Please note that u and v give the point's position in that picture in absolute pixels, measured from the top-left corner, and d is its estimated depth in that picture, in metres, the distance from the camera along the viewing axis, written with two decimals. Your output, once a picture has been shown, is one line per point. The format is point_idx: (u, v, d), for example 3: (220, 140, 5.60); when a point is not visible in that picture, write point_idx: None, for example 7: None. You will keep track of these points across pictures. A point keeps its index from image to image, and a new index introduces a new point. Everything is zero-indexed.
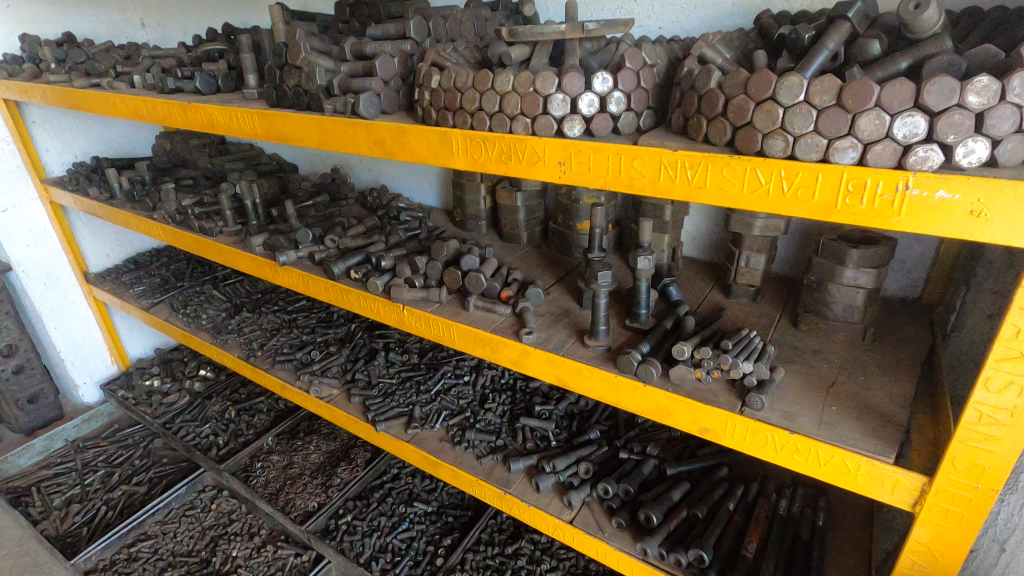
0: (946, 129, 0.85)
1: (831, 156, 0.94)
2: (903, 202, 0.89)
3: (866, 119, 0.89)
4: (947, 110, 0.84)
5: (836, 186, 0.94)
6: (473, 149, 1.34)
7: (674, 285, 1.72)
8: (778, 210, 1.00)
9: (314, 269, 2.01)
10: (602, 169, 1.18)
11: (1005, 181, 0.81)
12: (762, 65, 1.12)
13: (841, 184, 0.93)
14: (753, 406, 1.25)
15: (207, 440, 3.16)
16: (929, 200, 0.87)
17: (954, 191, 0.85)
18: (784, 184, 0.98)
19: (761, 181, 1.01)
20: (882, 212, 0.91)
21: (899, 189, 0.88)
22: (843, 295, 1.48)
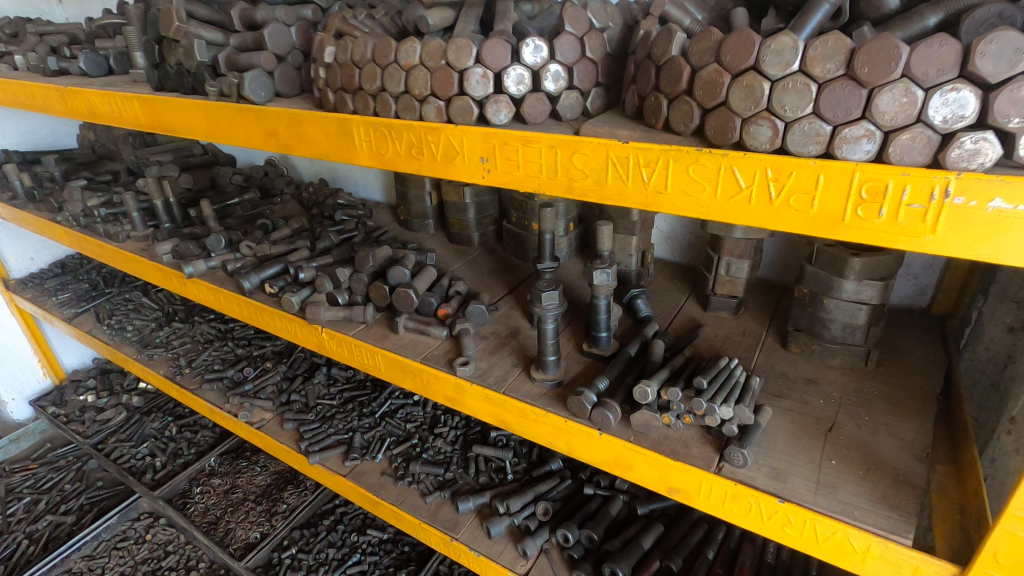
0: (1007, 110, 0.57)
1: (836, 150, 0.67)
2: (939, 215, 0.62)
3: (887, 96, 0.62)
4: (1009, 82, 0.56)
5: (844, 192, 0.67)
6: (377, 142, 1.05)
7: (642, 298, 1.45)
8: (764, 223, 0.74)
9: (226, 281, 1.72)
10: (534, 167, 0.90)
11: None
12: (741, 26, 0.84)
13: (851, 189, 0.66)
14: (733, 463, 1.00)
15: (143, 463, 2.86)
16: (977, 213, 0.61)
17: (1016, 200, 0.58)
18: (772, 188, 0.71)
19: (739, 184, 0.74)
20: (910, 228, 0.64)
21: (935, 195, 0.62)
22: (842, 312, 1.22)
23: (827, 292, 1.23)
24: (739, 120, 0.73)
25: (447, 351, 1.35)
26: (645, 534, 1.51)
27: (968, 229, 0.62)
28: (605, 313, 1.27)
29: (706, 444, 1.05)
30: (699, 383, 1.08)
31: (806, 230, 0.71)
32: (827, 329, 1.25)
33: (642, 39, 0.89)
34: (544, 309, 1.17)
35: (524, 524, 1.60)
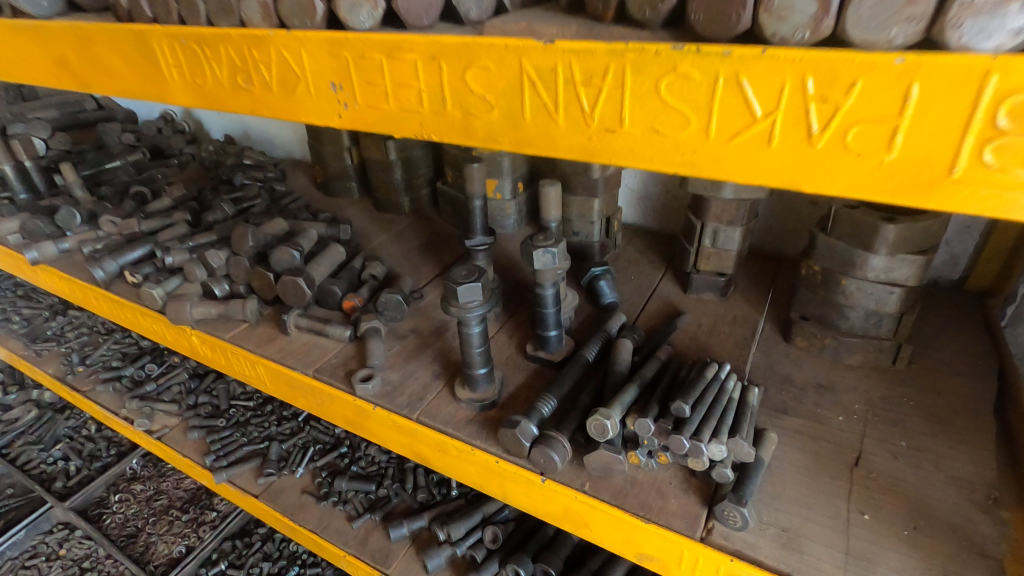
0: None
1: (946, 33, 0.35)
2: None
3: None
4: None
5: (958, 116, 0.35)
6: (192, 67, 0.69)
7: (607, 279, 1.13)
8: (794, 181, 0.42)
9: (82, 268, 1.34)
10: (410, 97, 0.55)
11: None
12: None
13: (974, 109, 0.34)
14: (727, 523, 0.70)
15: (52, 469, 2.50)
16: None
17: None
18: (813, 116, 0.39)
19: (751, 112, 0.41)
20: None
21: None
22: (865, 297, 0.92)
23: (845, 271, 0.92)
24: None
25: (349, 359, 1.02)
26: (613, 565, 1.24)
27: None
28: (553, 307, 0.94)
29: (689, 493, 0.75)
30: (680, 409, 0.75)
31: (874, 194, 0.39)
32: (844, 319, 0.95)
33: None
34: (465, 308, 0.83)
35: (469, 554, 1.32)
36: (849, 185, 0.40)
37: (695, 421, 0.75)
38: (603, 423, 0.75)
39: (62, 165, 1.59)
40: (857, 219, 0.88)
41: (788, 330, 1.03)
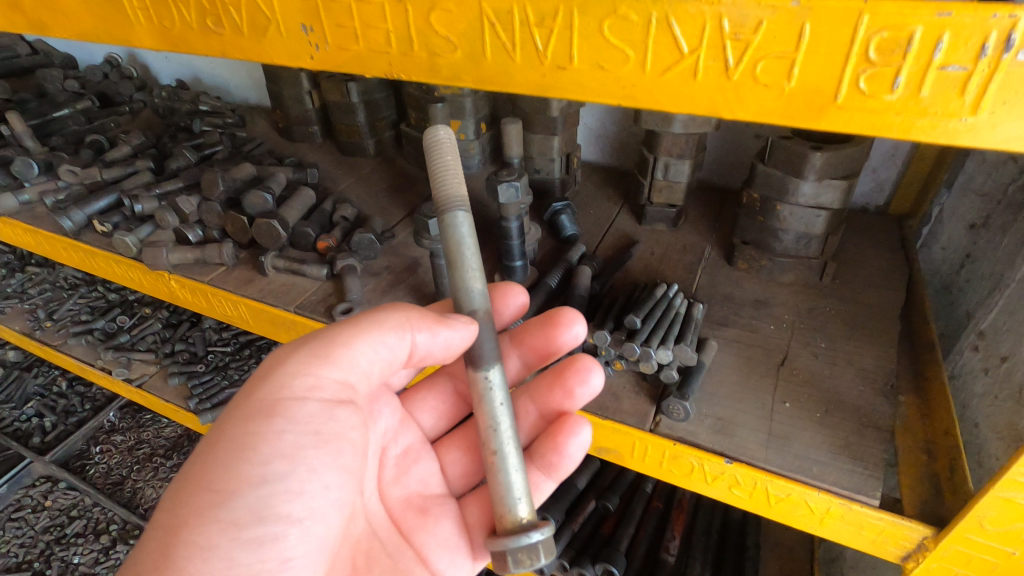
0: None
1: None
2: (750, 65, 0.45)
3: None
4: None
5: (645, 30, 0.47)
6: (158, 10, 0.70)
7: (568, 213, 1.21)
8: (577, 96, 0.53)
9: (44, 219, 1.34)
10: (380, 39, 0.58)
11: (941, 11, 0.38)
12: None
13: (652, 27, 0.46)
14: (672, 416, 0.82)
15: (29, 425, 2.54)
16: (809, 54, 0.43)
17: (862, 42, 0.41)
18: (572, 40, 0.50)
19: (536, 46, 0.52)
20: (714, 88, 0.47)
21: (898, 86, 0.41)
22: (797, 219, 1.02)
23: (780, 197, 1.02)
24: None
25: (328, 296, 1.09)
26: (579, 476, 1.36)
27: None
28: (518, 239, 1.02)
29: (641, 395, 0.86)
30: (631, 321, 0.87)
31: (613, 98, 0.52)
32: (777, 242, 1.06)
33: None
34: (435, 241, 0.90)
35: None
36: (583, 87, 0.52)
37: (645, 330, 0.87)
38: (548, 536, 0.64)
39: (9, 114, 1.54)
40: (791, 149, 0.97)
41: (731, 255, 1.14)
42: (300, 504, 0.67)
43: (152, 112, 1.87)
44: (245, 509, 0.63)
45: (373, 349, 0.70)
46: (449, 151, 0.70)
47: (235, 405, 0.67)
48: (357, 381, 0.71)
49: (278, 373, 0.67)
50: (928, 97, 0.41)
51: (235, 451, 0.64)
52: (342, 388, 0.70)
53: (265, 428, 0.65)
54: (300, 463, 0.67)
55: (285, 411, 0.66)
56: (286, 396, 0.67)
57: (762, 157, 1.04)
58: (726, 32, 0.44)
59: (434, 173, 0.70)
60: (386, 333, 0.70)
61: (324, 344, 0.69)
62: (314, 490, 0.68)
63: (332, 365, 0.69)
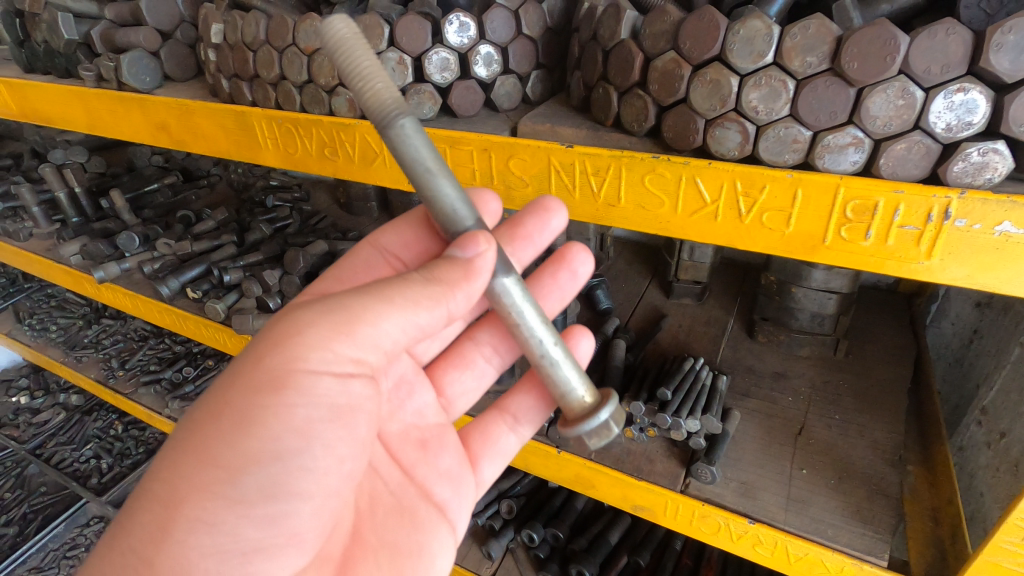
0: (870, 111, 0.51)
1: (708, 145, 0.60)
2: (759, 214, 0.59)
3: (755, 93, 0.55)
4: (876, 86, 0.50)
5: (679, 184, 0.62)
6: (285, 140, 0.88)
7: (602, 288, 1.35)
8: (623, 224, 0.68)
9: (143, 286, 1.54)
10: (467, 175, 0.75)
11: (899, 189, 0.52)
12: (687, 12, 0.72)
13: (684, 183, 0.61)
14: (701, 479, 0.93)
15: (87, 466, 2.71)
16: (804, 209, 0.57)
17: (844, 205, 0.55)
18: (620, 187, 0.65)
19: (592, 188, 0.67)
20: (730, 226, 0.62)
21: (870, 236, 0.55)
22: (811, 301, 1.14)
23: (794, 281, 1.14)
24: (616, 94, 0.66)
25: None
26: (612, 531, 1.45)
27: (972, 255, 0.52)
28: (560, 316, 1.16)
29: (672, 459, 0.98)
30: (662, 393, 0.99)
31: (652, 228, 0.66)
32: (794, 320, 1.18)
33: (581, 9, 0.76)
34: None
35: (488, 524, 1.54)
36: (629, 219, 0.67)
37: (675, 402, 0.99)
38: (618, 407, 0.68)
39: (112, 192, 1.78)
40: None
41: (752, 329, 1.26)
42: (312, 481, 0.58)
43: (227, 185, 2.10)
44: (253, 489, 0.54)
45: (402, 323, 0.55)
46: (362, 51, 0.54)
47: (242, 370, 0.54)
48: (377, 356, 0.56)
49: (295, 341, 0.53)
50: (893, 246, 0.54)
51: (236, 427, 0.53)
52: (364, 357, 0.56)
53: (274, 402, 0.53)
54: (315, 440, 0.56)
55: (299, 385, 0.54)
56: (300, 368, 0.53)
57: None
58: (737, 191, 0.59)
59: (347, 83, 0.54)
60: (422, 303, 0.55)
61: (343, 305, 0.54)
62: (327, 466, 0.58)
63: (345, 334, 0.54)
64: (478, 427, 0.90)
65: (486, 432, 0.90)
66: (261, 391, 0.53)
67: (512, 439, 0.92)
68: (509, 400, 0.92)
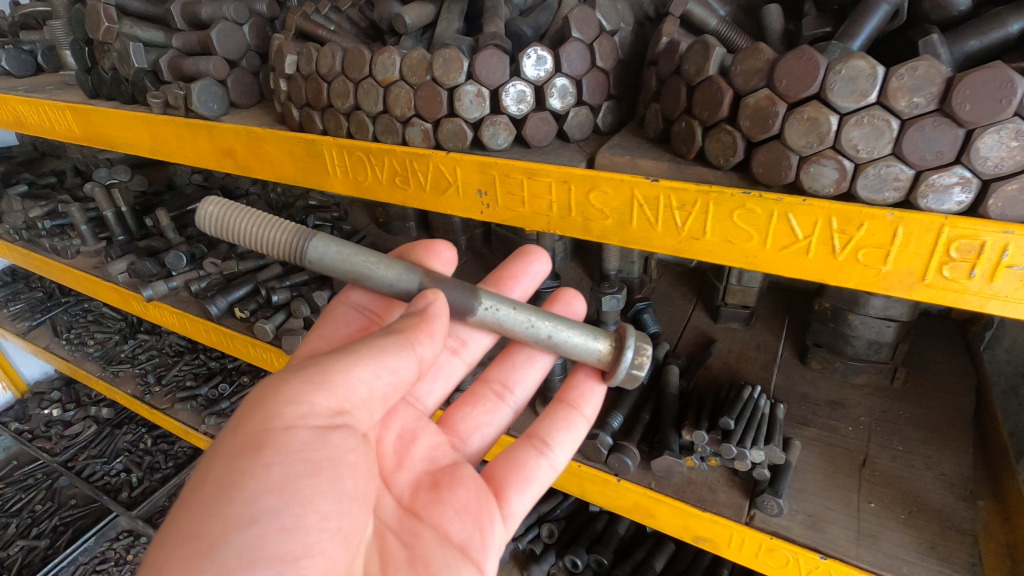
0: (981, 151, 0.51)
1: (801, 182, 0.60)
2: (855, 251, 0.59)
3: (856, 131, 0.55)
4: (989, 126, 0.50)
5: (770, 220, 0.62)
6: (355, 168, 0.89)
7: (649, 311, 1.35)
8: (707, 257, 0.68)
9: (190, 304, 1.57)
10: (544, 206, 0.75)
11: (1010, 229, 0.51)
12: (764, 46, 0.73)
13: (776, 219, 0.61)
14: (767, 511, 0.92)
15: (118, 480, 2.72)
16: (904, 247, 0.56)
17: (949, 244, 0.54)
18: (706, 221, 0.65)
19: (676, 222, 0.67)
20: (823, 262, 0.61)
21: (975, 275, 0.54)
22: (867, 328, 1.13)
23: (851, 308, 1.13)
24: (701, 128, 0.67)
25: None
26: (656, 559, 1.43)
27: None
28: None
29: (734, 490, 0.97)
30: (725, 422, 0.98)
31: (738, 262, 0.66)
32: (849, 347, 1.16)
33: (657, 42, 0.76)
34: None
35: (529, 548, 1.53)
36: (715, 254, 0.67)
37: (739, 432, 0.98)
38: (635, 341, 0.88)
39: (158, 211, 1.81)
40: None
41: (804, 355, 1.25)
42: (296, 541, 0.57)
43: (266, 204, 2.13)
44: (233, 554, 0.54)
45: (375, 373, 0.64)
46: (234, 211, 0.90)
47: (222, 439, 0.59)
48: (354, 408, 0.63)
49: (271, 400, 0.59)
50: (1000, 287, 0.54)
51: (223, 485, 0.56)
52: (338, 410, 0.62)
53: (252, 463, 0.57)
54: (293, 496, 0.58)
55: (278, 439, 0.58)
56: (280, 424, 0.59)
57: None
58: (833, 228, 0.59)
59: (247, 240, 0.89)
60: (389, 351, 0.65)
61: (318, 362, 0.63)
62: (313, 522, 0.59)
63: (322, 387, 0.61)
64: (508, 459, 0.92)
65: (517, 462, 0.92)
66: (242, 453, 0.58)
67: (546, 469, 0.93)
68: (541, 429, 0.95)
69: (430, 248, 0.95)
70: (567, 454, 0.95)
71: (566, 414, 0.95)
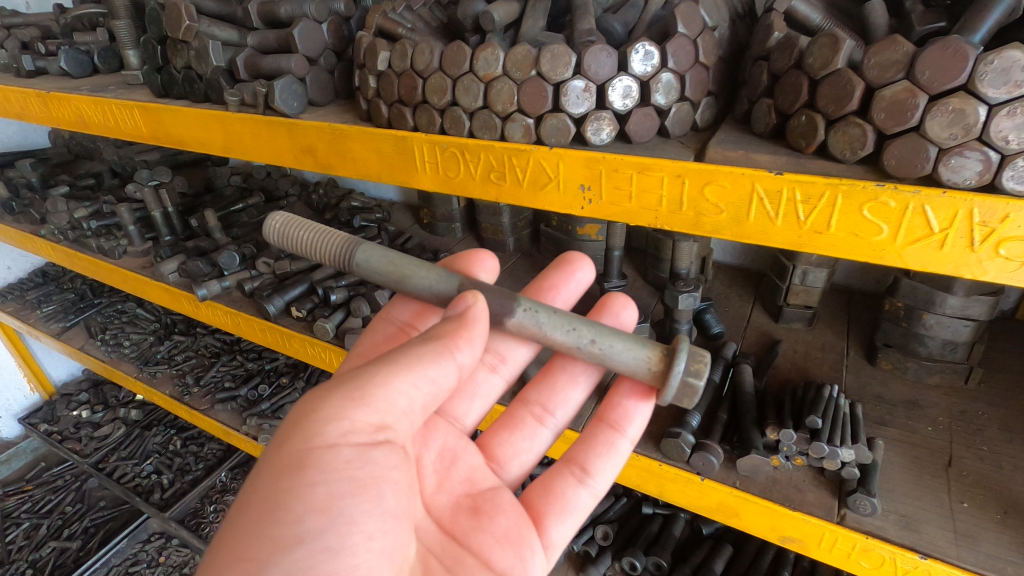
0: None
1: (939, 174, 0.60)
2: (997, 244, 0.58)
3: (1006, 121, 0.55)
4: None
5: (904, 214, 0.61)
6: (447, 165, 0.89)
7: (712, 311, 1.35)
8: (829, 252, 0.67)
9: (244, 303, 1.56)
10: (653, 201, 0.75)
11: None
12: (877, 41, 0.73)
13: (912, 212, 0.61)
14: (859, 511, 0.90)
15: (149, 481, 2.69)
16: None
17: None
18: (833, 215, 0.65)
19: (799, 217, 0.67)
20: (959, 256, 0.61)
21: None
22: (944, 329, 1.12)
23: (926, 308, 1.13)
24: (824, 122, 0.67)
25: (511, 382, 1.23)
26: (715, 561, 1.42)
27: None
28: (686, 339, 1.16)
29: (822, 489, 0.96)
30: (812, 421, 0.98)
31: (864, 257, 0.66)
32: (923, 347, 1.15)
33: (764, 38, 0.76)
34: None
35: (584, 550, 1.51)
36: (839, 249, 0.67)
37: (827, 431, 0.97)
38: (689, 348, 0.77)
39: (205, 211, 1.82)
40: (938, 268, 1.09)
41: (873, 356, 1.24)
42: (342, 562, 0.60)
43: (307, 205, 2.14)
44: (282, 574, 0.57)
45: (414, 384, 0.64)
46: (295, 225, 0.94)
47: (266, 458, 0.62)
48: (397, 420, 0.65)
49: (313, 419, 0.61)
50: None
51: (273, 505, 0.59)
52: (381, 425, 0.64)
53: (298, 482, 0.60)
54: (338, 515, 0.61)
55: (320, 458, 0.61)
56: (326, 436, 0.61)
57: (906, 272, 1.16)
58: (975, 221, 0.58)
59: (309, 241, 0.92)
60: (429, 365, 0.66)
61: (353, 375, 0.64)
62: (358, 541, 0.62)
63: (361, 396, 0.63)
64: (548, 486, 0.92)
65: (554, 490, 0.92)
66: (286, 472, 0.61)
67: (586, 497, 0.92)
68: (582, 455, 0.92)
69: (473, 258, 0.94)
70: (608, 480, 0.93)
71: (608, 438, 0.91)
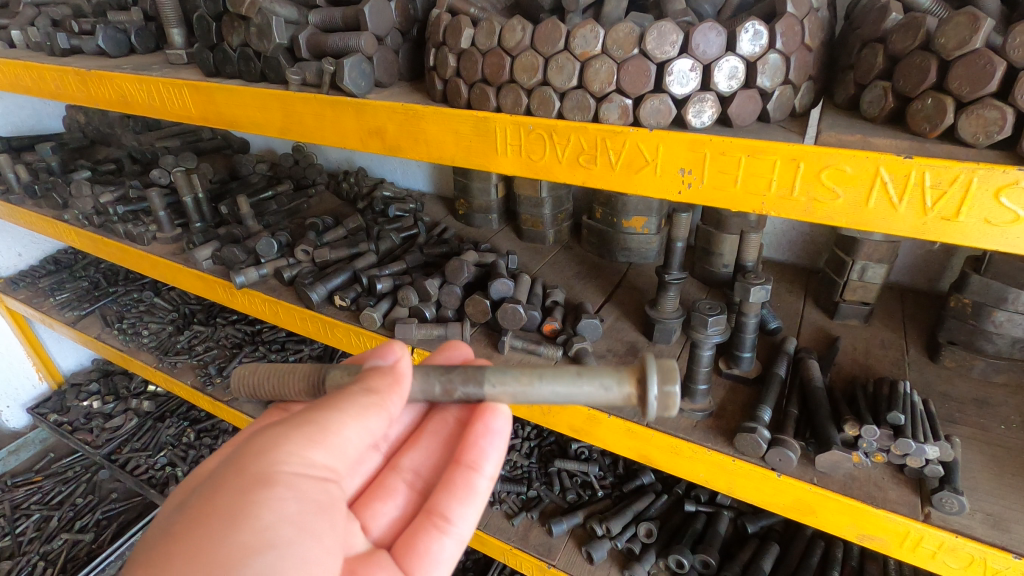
0: None
1: None
2: None
3: None
4: None
5: None
6: (531, 147, 0.86)
7: (767, 307, 1.34)
8: (954, 239, 0.65)
9: (282, 291, 1.53)
10: (763, 184, 0.72)
11: None
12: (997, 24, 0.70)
13: None
14: (944, 509, 0.87)
15: (163, 473, 2.60)
16: None
17: None
18: (962, 199, 0.63)
19: (924, 203, 0.65)
20: None
21: None
22: (1014, 327, 1.10)
23: (996, 304, 1.10)
24: (954, 105, 0.65)
25: None
26: (763, 560, 1.40)
27: None
28: (752, 333, 1.15)
29: (903, 486, 0.94)
30: (894, 418, 0.99)
31: (992, 244, 0.63)
32: (992, 346, 1.13)
33: (880, 21, 0.76)
34: (707, 333, 1.07)
35: (628, 547, 1.48)
36: (964, 239, 0.64)
37: (911, 430, 0.97)
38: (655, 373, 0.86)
39: (238, 198, 1.79)
40: (1013, 265, 1.06)
41: (935, 353, 1.22)
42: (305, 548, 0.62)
43: (336, 195, 2.11)
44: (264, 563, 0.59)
45: (362, 436, 0.69)
46: None
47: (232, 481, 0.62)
48: (346, 467, 0.68)
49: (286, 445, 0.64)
50: None
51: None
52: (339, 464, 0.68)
53: (263, 497, 0.61)
54: (307, 529, 0.63)
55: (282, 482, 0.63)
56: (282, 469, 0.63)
57: (976, 267, 1.13)
58: None
59: None
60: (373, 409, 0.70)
61: (260, 470, 0.63)
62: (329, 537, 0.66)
63: (297, 457, 0.65)
64: (409, 544, 0.88)
65: (417, 548, 0.88)
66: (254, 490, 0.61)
67: (451, 545, 0.90)
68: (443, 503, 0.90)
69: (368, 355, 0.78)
70: (470, 524, 0.91)
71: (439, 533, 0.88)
